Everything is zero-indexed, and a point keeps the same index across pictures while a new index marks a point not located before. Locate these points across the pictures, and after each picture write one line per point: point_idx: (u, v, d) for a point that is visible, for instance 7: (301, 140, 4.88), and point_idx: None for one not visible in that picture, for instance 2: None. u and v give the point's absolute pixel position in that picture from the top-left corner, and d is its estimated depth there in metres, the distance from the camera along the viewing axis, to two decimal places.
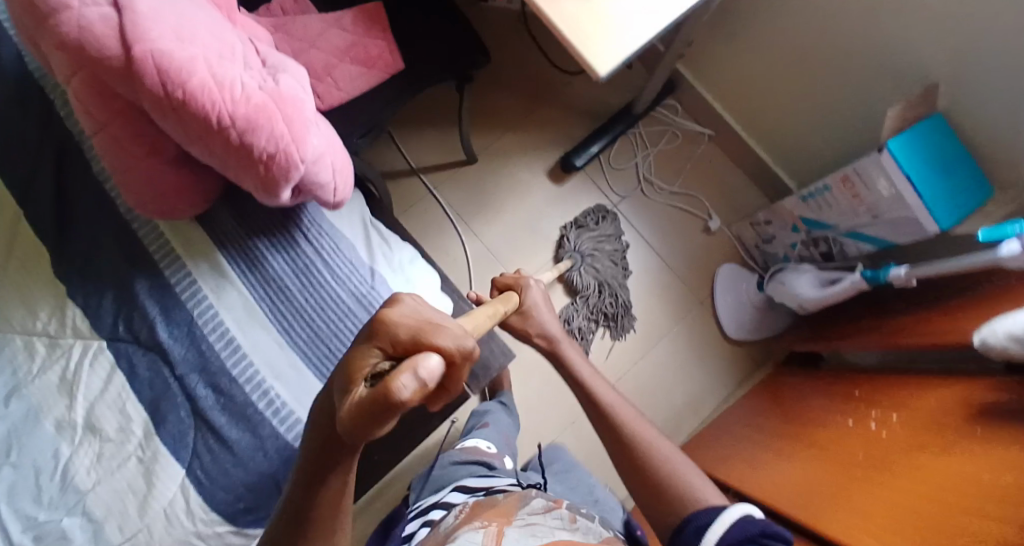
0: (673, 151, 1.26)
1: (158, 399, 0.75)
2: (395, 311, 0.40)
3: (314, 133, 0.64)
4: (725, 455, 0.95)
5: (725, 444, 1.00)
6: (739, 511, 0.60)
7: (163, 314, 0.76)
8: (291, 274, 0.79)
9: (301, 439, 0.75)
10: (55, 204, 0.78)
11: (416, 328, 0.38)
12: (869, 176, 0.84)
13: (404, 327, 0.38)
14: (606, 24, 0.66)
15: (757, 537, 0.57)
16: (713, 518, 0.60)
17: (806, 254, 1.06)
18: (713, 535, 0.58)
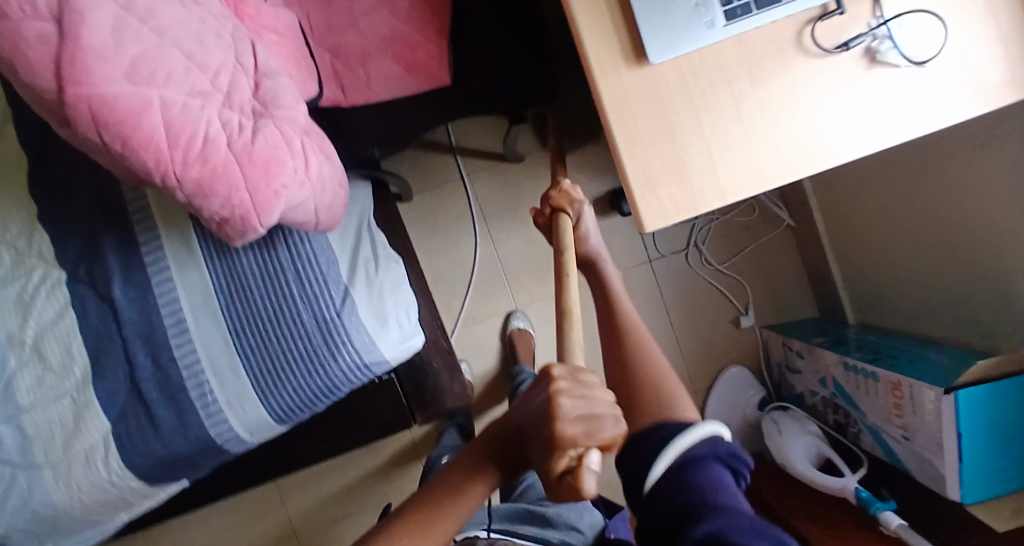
0: (741, 226, 1.09)
1: (101, 350, 0.74)
2: (560, 390, 0.42)
3: (292, 188, 0.54)
4: None
5: None
6: (709, 430, 0.52)
7: (122, 271, 0.73)
8: (258, 275, 0.73)
9: (223, 435, 0.76)
10: None
11: (588, 427, 0.40)
12: (922, 405, 0.72)
13: (576, 422, 0.40)
14: (675, 174, 0.53)
15: (723, 458, 0.51)
16: (679, 431, 0.52)
17: (820, 409, 0.97)
18: (681, 449, 0.50)
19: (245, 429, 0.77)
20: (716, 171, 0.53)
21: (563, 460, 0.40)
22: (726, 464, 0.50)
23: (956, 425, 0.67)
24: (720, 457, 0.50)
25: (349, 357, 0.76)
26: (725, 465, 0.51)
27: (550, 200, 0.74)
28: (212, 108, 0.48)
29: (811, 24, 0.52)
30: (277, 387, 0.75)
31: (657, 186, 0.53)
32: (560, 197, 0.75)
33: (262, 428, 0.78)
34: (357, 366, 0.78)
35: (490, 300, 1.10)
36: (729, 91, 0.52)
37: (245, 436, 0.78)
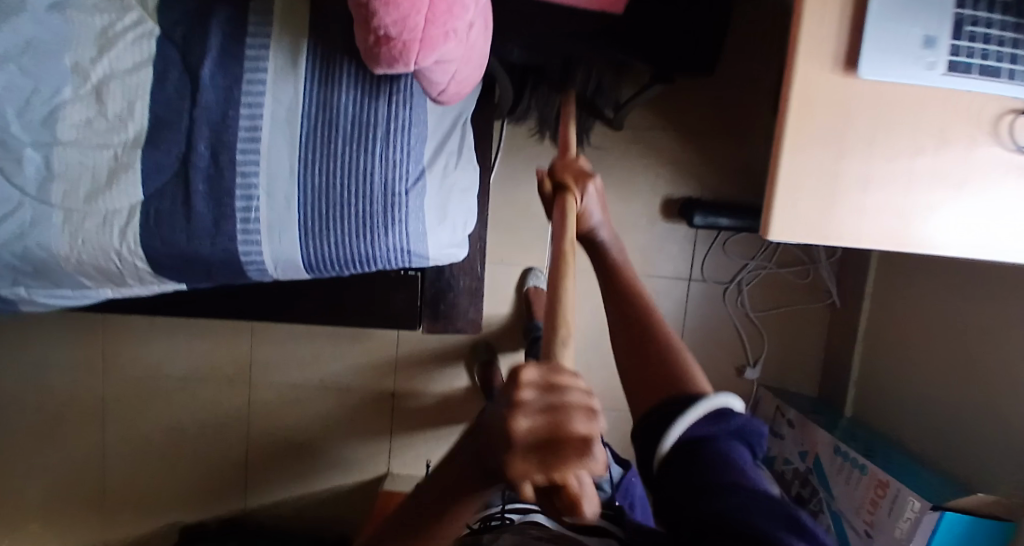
0: (786, 285, 1.09)
1: (163, 120, 0.71)
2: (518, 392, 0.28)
3: (453, 40, 0.51)
4: None
5: None
6: (717, 403, 0.49)
7: (220, 53, 0.69)
8: (349, 117, 0.70)
9: (249, 257, 0.73)
10: None
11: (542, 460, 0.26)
12: (898, 508, 0.75)
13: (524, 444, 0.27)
14: (821, 200, 0.52)
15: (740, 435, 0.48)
16: (692, 420, 0.48)
17: (788, 478, 0.99)
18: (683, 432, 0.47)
19: (273, 262, 0.74)
20: (862, 211, 0.52)
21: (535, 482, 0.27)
22: (739, 438, 0.48)
23: (928, 540, 0.70)
24: (733, 434, 0.47)
25: (398, 237, 0.73)
26: (741, 437, 0.49)
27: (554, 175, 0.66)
28: None
29: (1013, 114, 0.51)
30: (320, 236, 0.72)
31: (798, 200, 0.52)
32: (563, 175, 0.67)
33: (289, 269, 0.75)
34: (402, 250, 0.75)
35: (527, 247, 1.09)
36: (912, 141, 0.51)
37: (269, 269, 0.75)
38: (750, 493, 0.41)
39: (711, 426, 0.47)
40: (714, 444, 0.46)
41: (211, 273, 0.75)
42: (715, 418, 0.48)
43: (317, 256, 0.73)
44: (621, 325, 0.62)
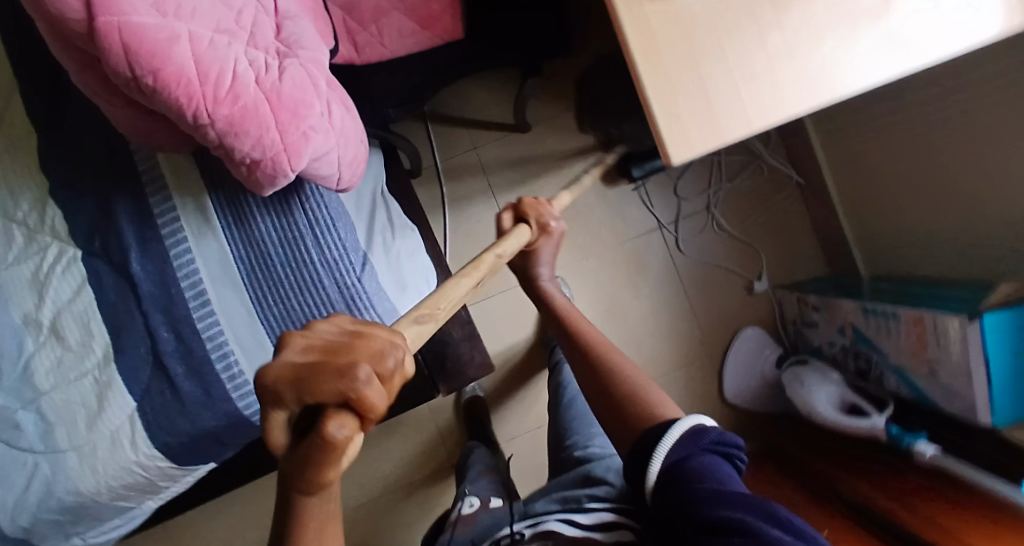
0: (750, 189, 1.11)
1: (119, 327, 0.74)
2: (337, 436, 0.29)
3: (319, 138, 0.52)
4: None
5: None
6: (686, 426, 0.57)
7: (139, 244, 0.72)
8: (276, 243, 0.72)
9: (251, 408, 0.76)
10: (58, 97, 0.74)
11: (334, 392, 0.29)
12: (947, 337, 0.72)
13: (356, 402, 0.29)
14: (702, 111, 0.55)
15: (719, 452, 0.56)
16: (666, 437, 0.56)
17: (840, 359, 0.97)
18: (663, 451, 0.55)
19: None
20: (742, 101, 0.56)
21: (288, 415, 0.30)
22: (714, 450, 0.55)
23: (984, 353, 0.67)
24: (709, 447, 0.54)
25: None
26: (719, 449, 0.56)
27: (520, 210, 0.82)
28: (238, 46, 0.47)
29: None
30: None
31: (683, 120, 0.55)
32: (529, 212, 0.82)
33: None
34: None
35: None
36: (753, 20, 0.56)
37: None
38: (718, 490, 0.49)
39: (688, 447, 0.54)
40: (693, 462, 0.53)
41: (223, 438, 0.78)
42: (655, 427, 0.58)
43: None
44: (595, 383, 0.71)
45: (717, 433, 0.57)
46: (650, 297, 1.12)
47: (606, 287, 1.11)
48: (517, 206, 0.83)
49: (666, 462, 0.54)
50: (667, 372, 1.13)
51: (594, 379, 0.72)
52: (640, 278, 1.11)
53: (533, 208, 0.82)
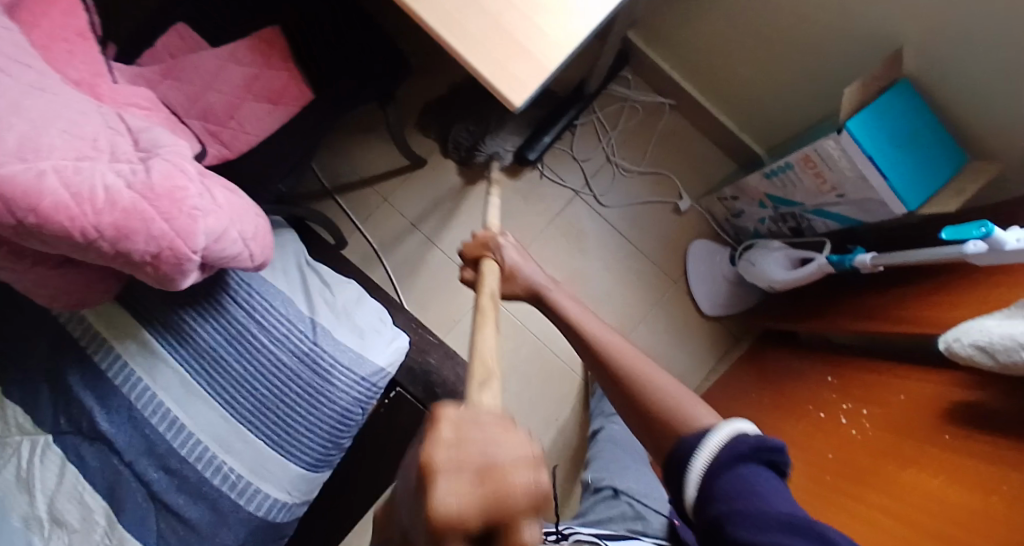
0: (635, 128, 1.20)
1: (113, 488, 0.74)
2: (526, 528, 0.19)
3: (206, 219, 0.57)
4: None
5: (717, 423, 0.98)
6: (728, 429, 0.48)
7: (100, 402, 0.74)
8: (225, 343, 0.75)
9: (264, 508, 0.75)
10: None
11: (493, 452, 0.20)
12: (832, 158, 0.78)
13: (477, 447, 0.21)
14: (520, 57, 0.63)
15: (760, 455, 0.46)
16: (696, 446, 0.48)
17: (775, 229, 1.02)
18: (700, 467, 0.47)
19: (284, 491, 0.76)
20: (542, 33, 0.64)
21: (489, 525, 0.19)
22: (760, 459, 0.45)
23: (864, 152, 0.72)
24: (750, 455, 0.45)
25: (343, 375, 0.78)
26: (764, 457, 0.46)
27: (467, 253, 0.78)
28: (101, 165, 0.52)
29: None
30: (293, 437, 0.76)
31: (506, 69, 0.62)
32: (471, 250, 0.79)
33: (300, 485, 0.77)
34: (356, 380, 0.78)
35: (446, 300, 1.13)
36: None
37: (286, 500, 0.77)
38: (764, 508, 0.41)
39: (729, 452, 0.46)
40: (729, 478, 0.44)
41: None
42: (686, 436, 0.50)
43: (306, 452, 0.76)
44: (614, 391, 0.63)
45: (762, 444, 0.46)
46: (597, 256, 1.17)
47: (554, 264, 1.16)
48: (476, 243, 0.79)
49: (699, 478, 0.46)
50: (644, 315, 1.16)
51: (613, 391, 0.63)
52: (580, 245, 1.17)
53: (486, 243, 0.78)
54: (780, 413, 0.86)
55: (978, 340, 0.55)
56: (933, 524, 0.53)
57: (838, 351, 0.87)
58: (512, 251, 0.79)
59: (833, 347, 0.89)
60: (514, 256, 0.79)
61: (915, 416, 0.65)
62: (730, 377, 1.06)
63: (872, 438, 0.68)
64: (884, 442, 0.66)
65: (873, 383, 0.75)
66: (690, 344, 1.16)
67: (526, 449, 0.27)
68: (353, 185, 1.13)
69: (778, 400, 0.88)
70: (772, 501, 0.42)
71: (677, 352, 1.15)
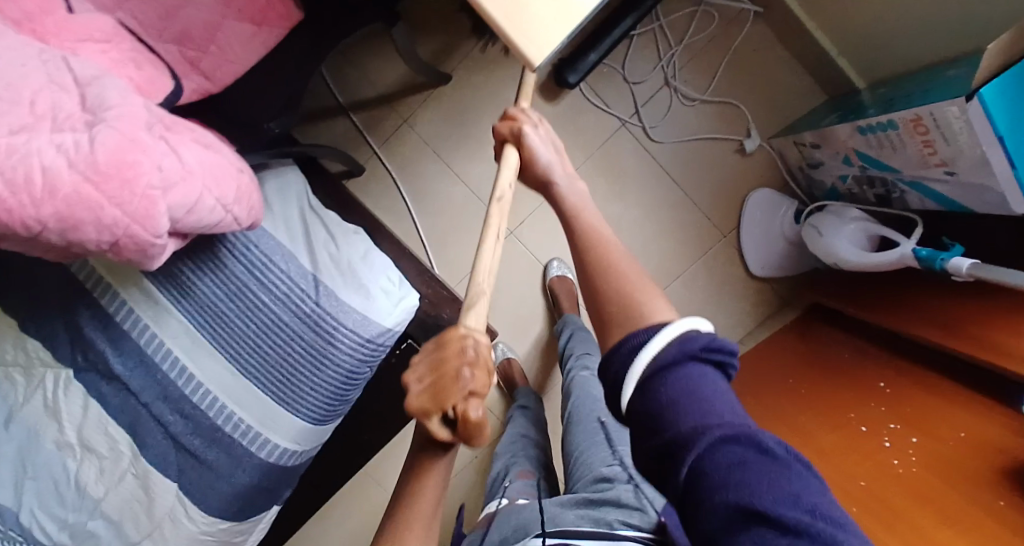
0: (704, 43, 1.00)
1: (134, 422, 0.77)
2: (468, 414, 0.38)
3: (171, 196, 0.51)
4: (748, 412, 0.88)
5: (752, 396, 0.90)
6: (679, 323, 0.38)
7: (112, 345, 0.74)
8: (225, 298, 0.72)
9: (274, 455, 0.77)
10: None
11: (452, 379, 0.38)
12: (952, 128, 0.60)
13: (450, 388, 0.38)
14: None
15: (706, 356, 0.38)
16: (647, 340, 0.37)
17: (857, 190, 0.85)
18: (641, 367, 0.37)
19: (293, 441, 0.77)
20: None
21: (470, 408, 0.38)
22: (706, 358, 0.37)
23: (993, 130, 0.56)
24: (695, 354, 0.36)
25: (346, 337, 0.74)
26: (711, 359, 0.38)
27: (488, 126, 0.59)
28: (38, 140, 0.45)
29: None
30: (297, 394, 0.75)
31: (525, 15, 0.47)
32: None
33: (309, 436, 0.78)
34: (360, 342, 0.75)
35: (467, 236, 1.06)
36: None
37: (295, 448, 0.78)
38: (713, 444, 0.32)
39: (678, 354, 0.36)
40: (677, 381, 0.36)
41: (268, 487, 0.80)
42: (629, 335, 0.39)
43: (312, 408, 0.76)
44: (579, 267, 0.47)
45: (713, 344, 0.38)
46: (640, 197, 1.04)
47: None
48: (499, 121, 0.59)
49: (639, 375, 0.37)
50: (683, 271, 1.05)
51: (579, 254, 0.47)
52: (622, 183, 1.04)
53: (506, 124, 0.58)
54: (814, 410, 0.78)
55: None
56: None
57: (897, 351, 0.76)
58: (540, 140, 0.55)
59: (892, 344, 0.77)
60: (538, 138, 0.56)
61: (968, 464, 0.57)
62: (771, 349, 0.97)
63: (917, 475, 0.60)
64: (931, 483, 0.58)
65: (931, 408, 0.65)
66: (730, 307, 1.06)
67: (454, 370, 0.38)
68: (371, 103, 1.01)
69: (819, 394, 0.80)
70: (717, 408, 0.34)
71: (714, 313, 1.06)
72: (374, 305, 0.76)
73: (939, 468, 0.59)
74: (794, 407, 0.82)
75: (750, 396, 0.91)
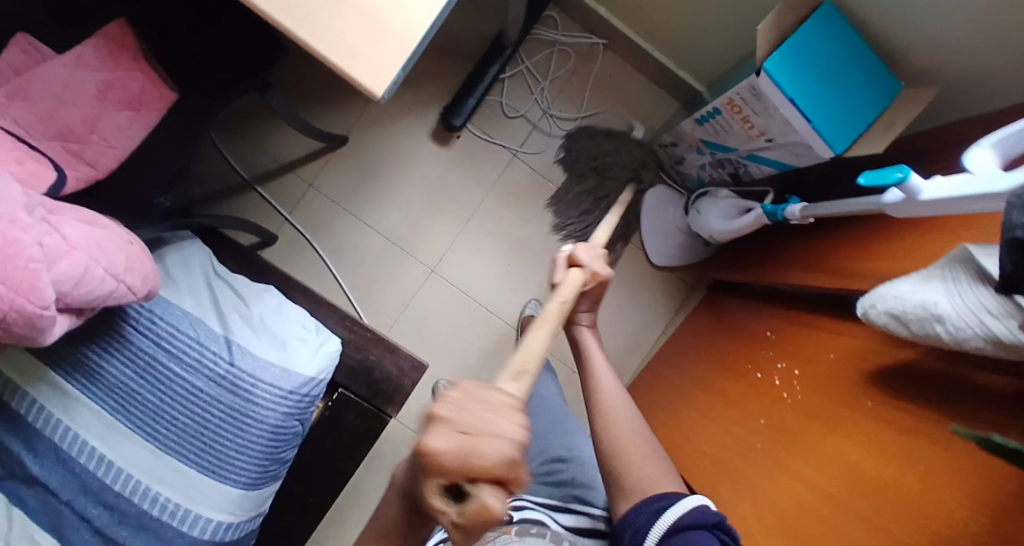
0: (567, 76, 1.11)
1: (56, 527, 0.72)
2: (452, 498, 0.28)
3: (55, 269, 0.54)
4: (673, 389, 0.93)
5: (675, 374, 0.96)
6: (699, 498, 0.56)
7: (25, 446, 0.72)
8: (136, 376, 0.73)
9: (210, 530, 0.74)
10: None
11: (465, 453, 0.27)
12: (755, 100, 0.71)
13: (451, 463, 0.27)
14: (374, 39, 0.54)
15: (713, 528, 0.53)
16: (669, 504, 0.56)
17: (716, 175, 0.95)
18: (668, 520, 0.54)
19: (228, 512, 0.75)
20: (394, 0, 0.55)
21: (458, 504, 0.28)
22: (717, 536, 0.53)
23: (783, 94, 0.65)
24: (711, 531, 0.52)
25: (266, 392, 0.75)
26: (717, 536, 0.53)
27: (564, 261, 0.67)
28: None
29: None
30: (224, 461, 0.74)
31: (360, 54, 0.54)
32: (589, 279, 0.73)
33: (243, 504, 0.76)
34: (282, 395, 0.76)
35: (387, 282, 1.10)
36: None
37: (232, 519, 0.76)
38: None
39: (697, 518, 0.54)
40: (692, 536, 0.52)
41: None
42: (651, 501, 0.58)
43: (242, 472, 0.75)
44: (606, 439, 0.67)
45: (723, 522, 0.53)
46: (542, 219, 1.12)
47: (498, 232, 1.12)
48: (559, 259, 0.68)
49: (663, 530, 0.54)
50: None
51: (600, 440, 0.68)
52: (522, 208, 1.12)
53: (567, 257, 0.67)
54: (722, 372, 0.84)
55: (891, 309, 0.51)
56: (858, 505, 0.51)
57: (780, 303, 0.84)
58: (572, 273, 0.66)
59: (775, 299, 0.86)
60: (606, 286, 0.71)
61: (845, 379, 0.62)
62: (685, 331, 1.04)
63: (807, 400, 0.65)
64: (817, 404, 0.64)
65: (809, 342, 0.71)
66: (644, 303, 1.13)
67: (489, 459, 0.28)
68: (274, 174, 1.07)
69: (725, 357, 0.86)
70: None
71: (631, 310, 1.13)
72: (291, 358, 0.78)
73: (820, 391, 0.64)
74: (706, 374, 0.87)
75: (672, 374, 0.96)
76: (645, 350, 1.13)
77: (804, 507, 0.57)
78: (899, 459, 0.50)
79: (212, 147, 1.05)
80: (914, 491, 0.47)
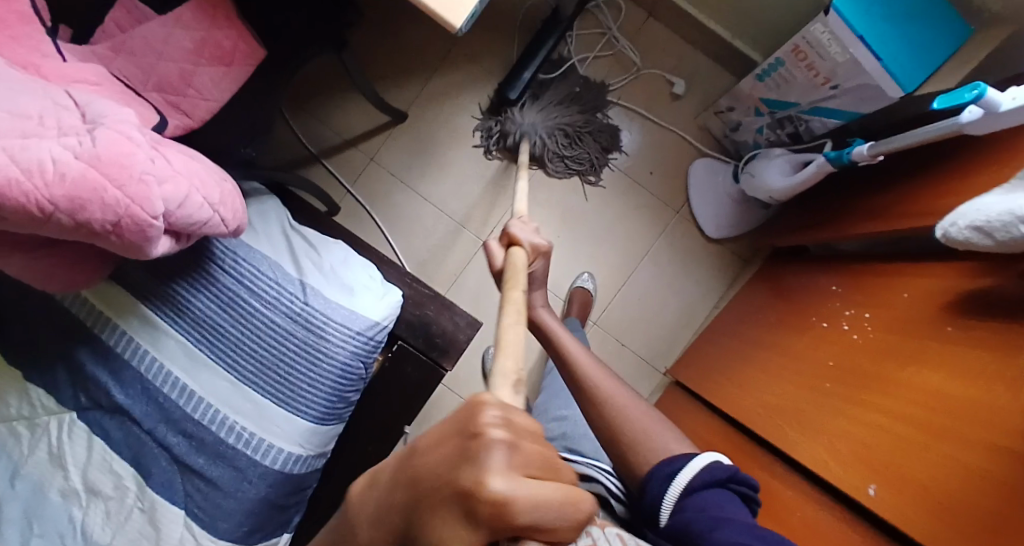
0: (620, 52, 1.13)
1: (138, 455, 0.77)
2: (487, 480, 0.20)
3: (162, 184, 0.58)
4: (733, 353, 0.92)
5: (735, 340, 0.94)
6: (708, 457, 0.55)
7: (113, 377, 0.77)
8: (219, 310, 0.77)
9: (279, 461, 0.78)
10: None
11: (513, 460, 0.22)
12: (820, 43, 0.72)
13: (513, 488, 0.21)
14: None
15: (726, 483, 0.53)
16: (678, 468, 0.55)
17: (774, 137, 0.96)
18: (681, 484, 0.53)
19: (299, 444, 0.78)
20: None
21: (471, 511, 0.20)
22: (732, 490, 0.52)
23: (853, 32, 0.66)
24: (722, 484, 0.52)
25: (337, 330, 0.78)
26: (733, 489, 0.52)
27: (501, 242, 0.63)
28: (48, 140, 0.51)
29: None
30: (296, 394, 0.77)
31: None
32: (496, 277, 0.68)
33: (312, 437, 0.79)
34: (351, 335, 0.78)
35: (442, 251, 1.13)
36: None
37: (301, 452, 0.79)
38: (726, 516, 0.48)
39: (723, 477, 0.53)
40: (704, 495, 0.51)
41: (278, 501, 0.79)
42: (663, 465, 0.56)
43: (312, 406, 0.78)
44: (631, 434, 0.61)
45: (735, 474, 0.53)
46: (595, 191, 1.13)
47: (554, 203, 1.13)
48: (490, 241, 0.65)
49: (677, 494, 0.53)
50: (647, 250, 1.13)
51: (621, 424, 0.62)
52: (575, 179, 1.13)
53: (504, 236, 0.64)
54: (786, 330, 0.82)
55: (974, 221, 0.50)
56: (930, 416, 0.51)
57: (842, 259, 0.83)
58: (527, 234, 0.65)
59: (837, 257, 0.85)
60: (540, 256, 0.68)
61: (917, 313, 0.61)
62: (741, 301, 1.03)
63: (880, 338, 0.64)
64: (892, 339, 0.62)
65: (880, 286, 0.70)
66: (696, 276, 1.13)
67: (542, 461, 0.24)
68: (338, 147, 1.12)
69: (788, 315, 0.85)
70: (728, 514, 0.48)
71: (683, 283, 1.13)
72: (359, 301, 0.80)
73: (893, 329, 0.63)
74: (768, 334, 0.86)
75: (730, 341, 0.95)
76: (697, 323, 1.12)
77: (875, 433, 0.56)
78: (970, 370, 0.50)
79: (281, 121, 1.11)
80: (984, 392, 0.47)
